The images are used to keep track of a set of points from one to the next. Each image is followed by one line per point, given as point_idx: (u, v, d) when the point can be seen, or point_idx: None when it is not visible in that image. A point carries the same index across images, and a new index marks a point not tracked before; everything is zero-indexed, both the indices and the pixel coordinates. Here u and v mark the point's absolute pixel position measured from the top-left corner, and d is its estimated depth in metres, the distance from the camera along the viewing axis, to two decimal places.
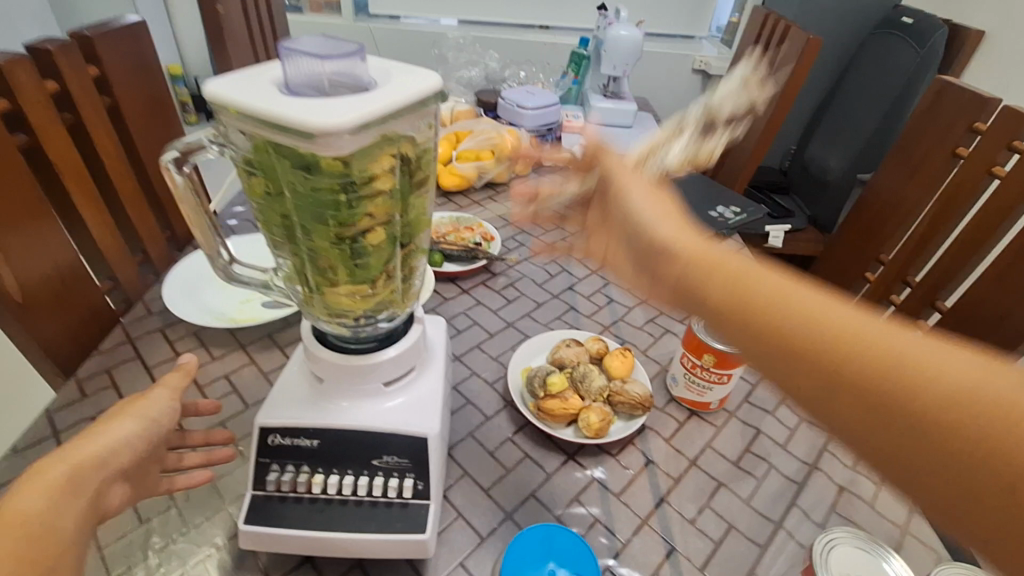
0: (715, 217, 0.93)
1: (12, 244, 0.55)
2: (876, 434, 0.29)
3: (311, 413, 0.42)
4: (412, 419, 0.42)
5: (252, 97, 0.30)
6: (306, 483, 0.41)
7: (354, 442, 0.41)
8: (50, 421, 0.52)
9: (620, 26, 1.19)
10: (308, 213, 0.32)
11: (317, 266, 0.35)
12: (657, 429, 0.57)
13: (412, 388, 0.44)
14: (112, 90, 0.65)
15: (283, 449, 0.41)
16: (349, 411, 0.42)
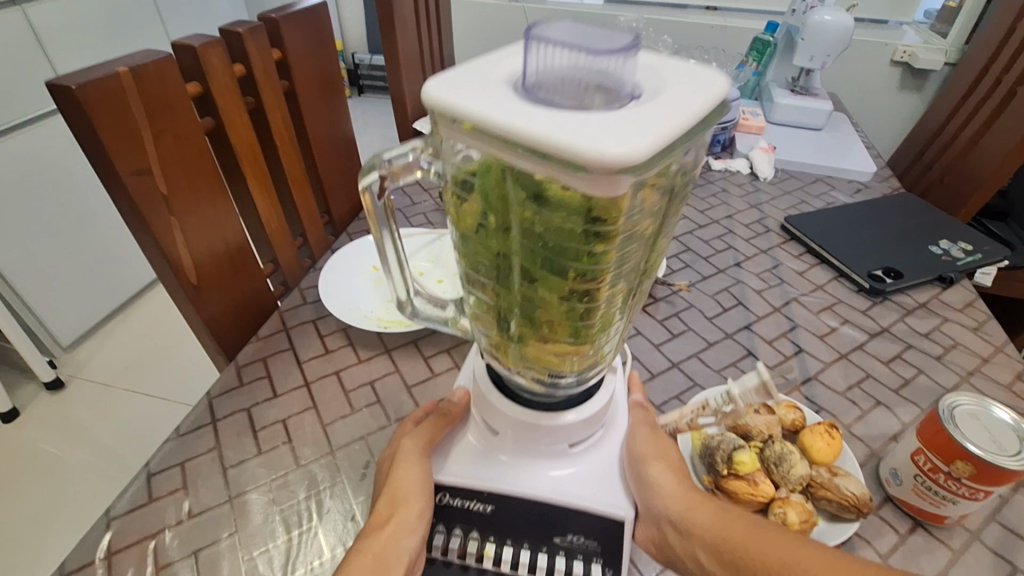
0: (938, 254, 0.75)
1: (190, 224, 0.55)
2: None
3: (492, 469, 0.40)
4: (601, 497, 0.38)
5: (501, 104, 0.24)
6: (477, 552, 0.38)
7: (534, 514, 0.38)
8: (211, 408, 0.52)
9: (823, 10, 1.00)
10: (541, 259, 0.29)
11: (529, 316, 0.33)
12: (867, 536, 0.45)
13: (596, 453, 0.40)
14: (290, 74, 0.64)
15: (452, 510, 0.39)
16: (527, 472, 0.39)
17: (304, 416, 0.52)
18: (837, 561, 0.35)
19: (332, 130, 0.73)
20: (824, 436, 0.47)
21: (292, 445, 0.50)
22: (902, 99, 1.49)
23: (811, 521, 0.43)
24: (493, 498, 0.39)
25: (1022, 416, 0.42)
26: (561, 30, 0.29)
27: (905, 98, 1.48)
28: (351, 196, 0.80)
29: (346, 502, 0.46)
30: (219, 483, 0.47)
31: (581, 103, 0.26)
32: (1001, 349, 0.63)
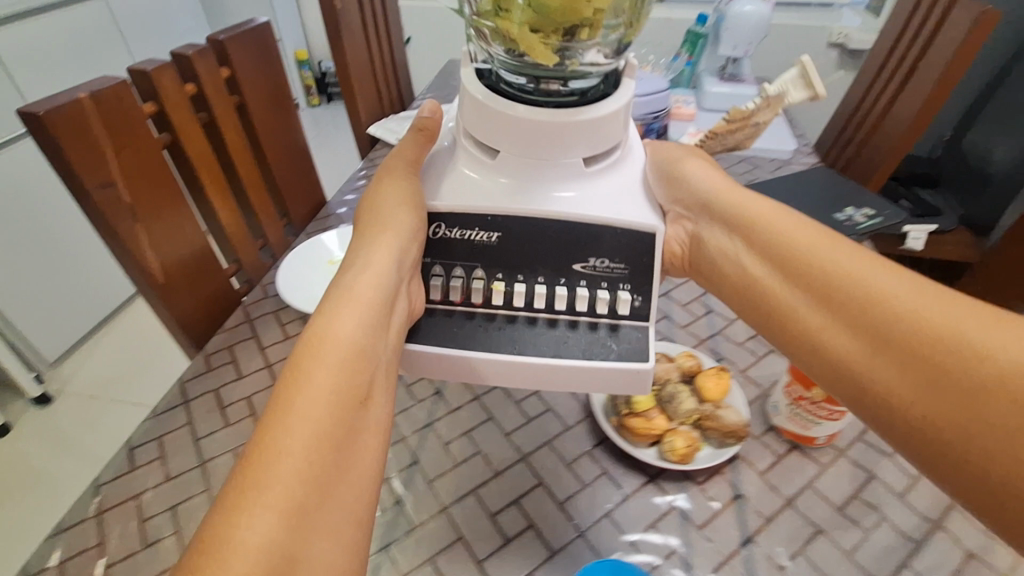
0: (841, 220, 0.83)
1: (155, 229, 0.61)
2: (925, 392, 0.39)
3: (509, 185, 0.51)
4: (623, 212, 0.50)
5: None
6: (495, 283, 0.52)
7: (560, 234, 0.50)
8: (184, 390, 0.59)
9: (745, 2, 1.08)
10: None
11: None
12: (749, 459, 0.53)
13: (608, 176, 0.52)
14: (240, 89, 0.71)
15: (470, 243, 0.52)
16: (543, 179, 0.50)
17: (267, 392, 0.59)
18: (890, 267, 0.45)
19: (284, 138, 0.80)
20: (715, 377, 0.55)
21: (256, 416, 0.57)
22: (837, 79, 1.58)
23: (696, 447, 0.51)
24: (503, 229, 0.51)
25: None
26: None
27: (840, 78, 1.57)
28: (308, 198, 0.86)
29: None
30: (192, 451, 0.54)
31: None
32: None
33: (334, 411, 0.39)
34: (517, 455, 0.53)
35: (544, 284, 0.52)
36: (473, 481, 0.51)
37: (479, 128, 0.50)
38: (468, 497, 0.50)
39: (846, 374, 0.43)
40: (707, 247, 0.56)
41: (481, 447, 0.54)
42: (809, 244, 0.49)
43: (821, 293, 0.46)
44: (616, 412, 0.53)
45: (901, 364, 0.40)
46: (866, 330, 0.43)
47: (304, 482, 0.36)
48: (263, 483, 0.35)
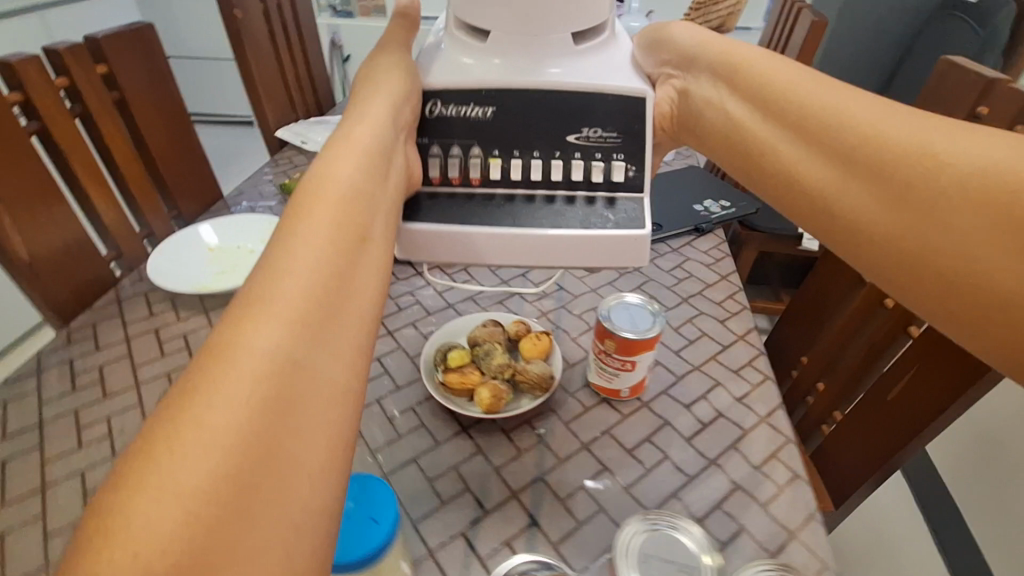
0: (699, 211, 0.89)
1: (20, 211, 0.65)
2: (960, 236, 0.35)
3: (498, 63, 0.57)
4: (614, 80, 0.57)
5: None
6: (484, 159, 0.60)
7: (550, 110, 0.58)
8: (39, 360, 0.62)
9: (629, 16, 1.15)
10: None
11: None
12: (558, 412, 0.58)
13: (598, 55, 0.59)
14: (119, 86, 0.75)
15: (461, 123, 0.59)
16: (533, 58, 0.57)
17: (120, 362, 0.63)
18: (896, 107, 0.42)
19: (172, 135, 0.85)
20: (535, 338, 0.60)
21: (103, 382, 0.60)
22: None
23: (503, 398, 0.55)
24: (494, 103, 0.58)
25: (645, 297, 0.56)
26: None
27: None
28: (202, 193, 0.91)
29: (138, 419, 0.56)
30: (33, 412, 0.56)
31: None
32: (726, 277, 0.77)
33: (344, 235, 0.35)
34: None
35: (532, 160, 0.60)
36: None
37: (468, 12, 0.57)
38: None
39: (821, 202, 0.43)
40: (694, 100, 0.56)
41: None
42: (826, 98, 0.45)
43: (837, 149, 0.42)
44: (437, 370, 0.58)
45: (933, 215, 0.36)
46: (880, 190, 0.39)
47: (317, 297, 0.31)
48: (271, 298, 0.29)
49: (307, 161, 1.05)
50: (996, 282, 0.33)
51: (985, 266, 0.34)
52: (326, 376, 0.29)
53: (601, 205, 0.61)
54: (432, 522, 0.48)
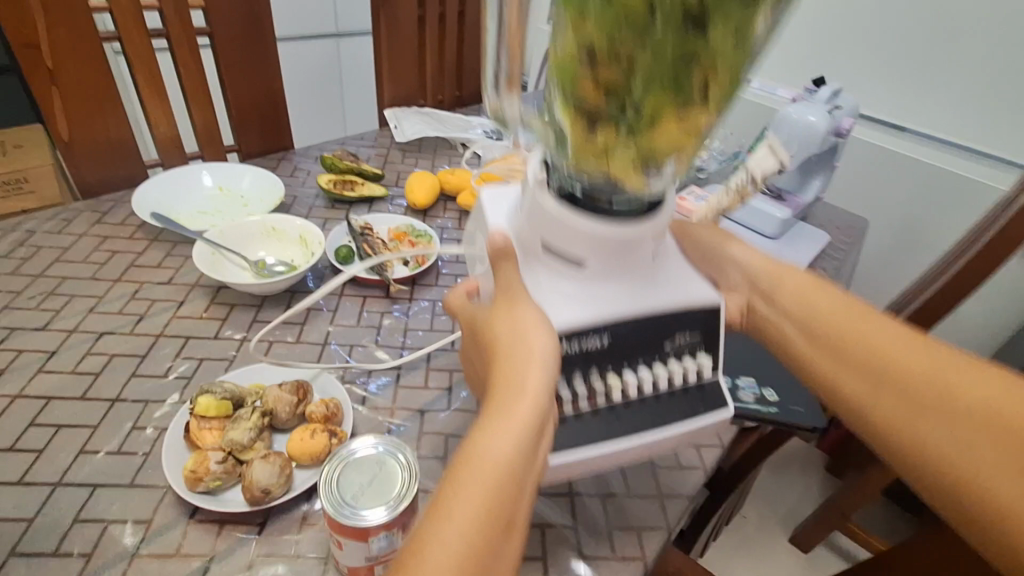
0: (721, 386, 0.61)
1: (72, 100, 0.74)
2: (1011, 473, 0.33)
3: (613, 291, 0.41)
4: (687, 290, 0.43)
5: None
6: (609, 386, 0.42)
7: (656, 330, 0.42)
8: (18, 222, 0.71)
9: (805, 104, 0.86)
10: (712, 3, 0.27)
11: (674, 70, 0.30)
12: (266, 537, 0.44)
13: (670, 257, 0.44)
14: (211, 23, 0.81)
15: (577, 354, 0.40)
16: (639, 280, 0.42)
17: (54, 251, 0.68)
18: (863, 309, 0.42)
19: (257, 81, 0.89)
20: (310, 433, 0.47)
21: (24, 261, 0.66)
22: None
23: (200, 482, 0.44)
24: (615, 328, 0.41)
25: (408, 468, 0.39)
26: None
27: None
28: (270, 139, 0.95)
29: (1, 304, 0.60)
30: None
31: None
32: (661, 498, 0.51)
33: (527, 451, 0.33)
34: (113, 396, 0.52)
35: (648, 370, 0.43)
36: (59, 392, 0.52)
37: (559, 236, 0.39)
38: (38, 401, 0.51)
39: (847, 407, 0.39)
40: (756, 299, 0.45)
41: (102, 373, 0.54)
42: (834, 300, 0.42)
43: (856, 362, 0.39)
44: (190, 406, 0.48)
45: (992, 453, 0.34)
46: (912, 409, 0.37)
47: (494, 519, 0.29)
48: (441, 540, 0.28)
49: (380, 144, 1.02)
50: (1006, 507, 0.33)
51: (992, 487, 0.34)
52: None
53: (695, 391, 0.44)
54: (20, 565, 0.40)
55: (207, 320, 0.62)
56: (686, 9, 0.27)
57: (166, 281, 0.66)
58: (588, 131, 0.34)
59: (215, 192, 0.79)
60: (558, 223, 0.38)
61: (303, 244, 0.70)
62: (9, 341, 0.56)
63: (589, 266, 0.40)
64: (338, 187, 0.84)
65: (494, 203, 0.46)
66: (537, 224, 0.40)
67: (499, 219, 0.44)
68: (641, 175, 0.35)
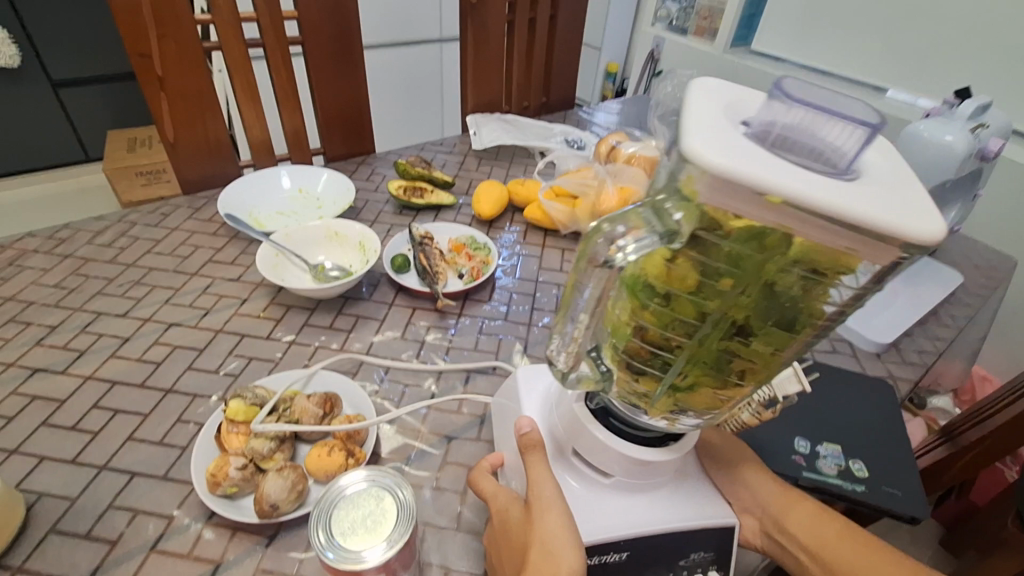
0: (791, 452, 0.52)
1: (177, 104, 0.80)
2: None
3: (641, 508, 0.40)
4: (703, 508, 0.41)
5: (794, 174, 0.24)
6: None
7: (668, 549, 0.39)
8: (124, 214, 0.79)
9: (940, 121, 0.74)
10: (758, 323, 0.30)
11: (716, 365, 0.33)
12: (271, 552, 0.43)
13: (688, 472, 0.43)
14: (303, 34, 0.85)
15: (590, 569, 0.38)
16: (653, 503, 0.40)
17: (147, 242, 0.74)
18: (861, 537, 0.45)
19: (343, 86, 0.92)
20: (327, 451, 0.46)
21: (121, 251, 0.72)
22: None
23: (218, 484, 0.44)
24: (633, 546, 0.39)
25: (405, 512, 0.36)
26: (805, 96, 0.29)
27: None
28: (352, 143, 0.98)
29: (94, 289, 0.66)
30: (74, 247, 0.72)
31: (807, 164, 0.26)
32: None
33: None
34: (167, 387, 0.55)
35: None
36: (123, 378, 0.56)
37: (592, 451, 0.39)
38: (105, 385, 0.55)
39: None
40: (779, 519, 0.47)
41: (162, 363, 0.58)
42: (825, 519, 0.46)
43: None
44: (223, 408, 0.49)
45: None
46: None
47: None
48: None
49: (458, 150, 1.02)
50: None
51: None
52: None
53: None
54: (56, 543, 0.43)
55: (259, 321, 0.64)
56: (735, 322, 0.30)
57: (235, 278, 0.69)
58: (634, 377, 0.35)
59: (294, 193, 0.82)
60: (591, 439, 0.39)
61: (362, 250, 0.70)
62: (93, 325, 0.61)
63: (614, 480, 0.40)
64: (407, 193, 0.84)
65: (526, 397, 0.46)
66: (572, 433, 0.40)
67: (533, 415, 0.44)
68: (667, 412, 0.37)
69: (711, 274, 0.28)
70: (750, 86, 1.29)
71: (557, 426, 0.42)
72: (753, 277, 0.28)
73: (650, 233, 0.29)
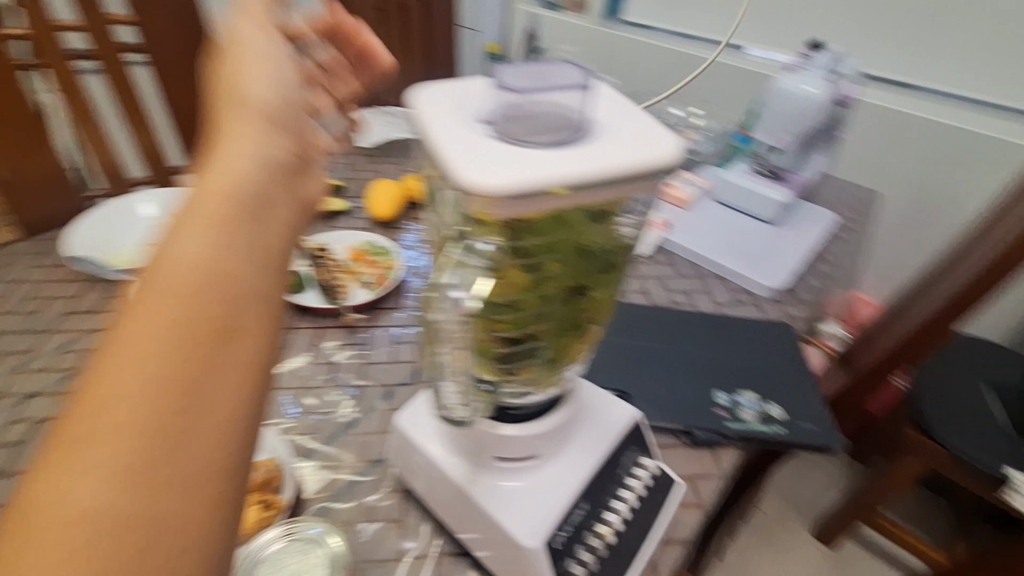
0: (703, 418, 0.54)
1: None
2: None
3: (571, 457, 0.38)
4: (598, 415, 0.41)
5: (556, 159, 0.23)
6: (600, 539, 0.37)
7: (604, 467, 0.39)
8: None
9: (801, 73, 0.79)
10: (591, 277, 0.28)
11: (572, 327, 0.30)
12: None
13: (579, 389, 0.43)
14: (138, 38, 0.75)
15: (565, 542, 0.36)
16: (576, 442, 0.39)
17: None
18: None
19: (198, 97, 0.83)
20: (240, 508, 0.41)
21: None
22: None
23: None
24: (581, 490, 0.37)
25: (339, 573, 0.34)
26: (516, 68, 0.27)
27: None
28: None
29: None
30: None
31: (557, 141, 0.25)
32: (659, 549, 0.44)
33: (260, 227, 0.29)
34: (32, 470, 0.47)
35: (620, 502, 0.39)
36: None
37: (507, 448, 0.36)
38: None
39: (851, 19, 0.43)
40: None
41: (24, 444, 0.49)
42: None
43: None
44: None
45: None
46: None
47: (190, 328, 0.24)
48: (106, 403, 0.21)
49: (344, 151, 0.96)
50: None
51: None
52: (217, 401, 0.23)
53: (650, 484, 0.42)
54: None
55: None
56: (573, 288, 0.28)
57: (102, 328, 0.60)
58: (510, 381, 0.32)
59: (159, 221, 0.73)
60: (492, 442, 0.36)
61: None
62: None
63: (542, 454, 0.37)
64: None
65: (424, 438, 0.40)
66: (483, 444, 0.36)
67: (433, 455, 0.39)
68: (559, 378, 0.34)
69: (534, 260, 0.25)
70: (626, 56, 1.32)
71: (464, 443, 0.38)
72: (567, 250, 0.26)
73: (477, 258, 0.25)
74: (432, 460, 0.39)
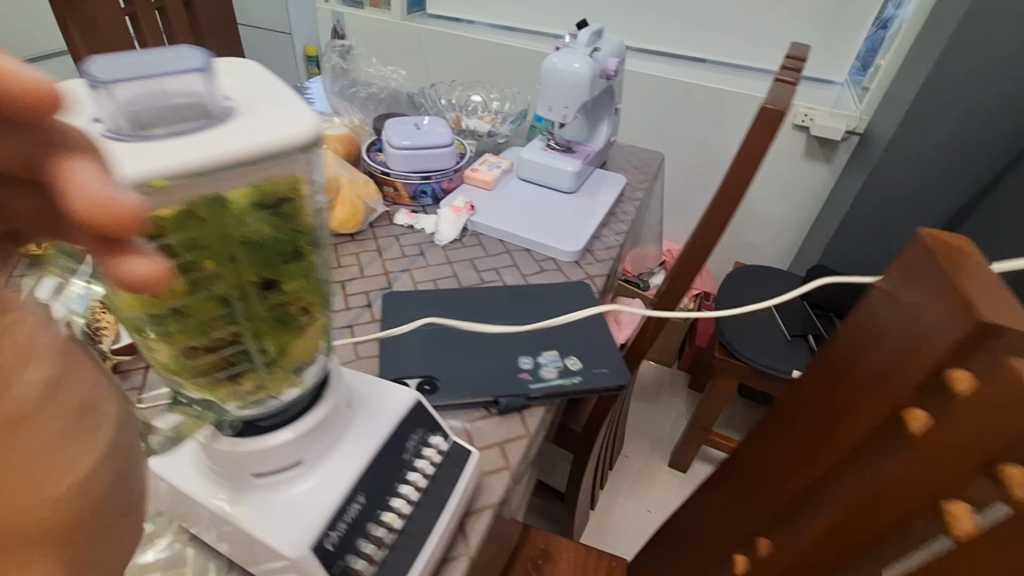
0: (507, 384, 0.56)
1: None
2: None
3: (345, 454, 0.37)
4: (372, 405, 0.40)
5: (171, 150, 0.22)
6: (383, 530, 0.37)
7: (384, 455, 0.39)
8: None
9: (567, 51, 0.84)
10: (278, 269, 0.27)
11: (279, 322, 0.29)
12: None
13: (354, 383, 0.42)
14: None
15: (341, 543, 0.35)
16: (347, 439, 0.38)
17: None
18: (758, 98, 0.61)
19: None
20: None
21: None
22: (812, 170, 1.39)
23: None
24: (358, 484, 0.37)
25: None
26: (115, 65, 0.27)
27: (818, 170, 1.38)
28: None
29: None
30: None
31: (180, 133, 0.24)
32: (467, 521, 0.46)
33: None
34: None
35: (405, 488, 0.39)
36: None
37: (261, 462, 0.34)
38: None
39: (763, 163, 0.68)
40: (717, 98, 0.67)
41: None
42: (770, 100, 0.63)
43: None
44: None
45: None
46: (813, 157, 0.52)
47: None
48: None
49: None
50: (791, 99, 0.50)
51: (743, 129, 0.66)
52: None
53: (440, 461, 0.42)
54: None
55: None
56: (257, 282, 0.26)
57: None
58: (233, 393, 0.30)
59: None
60: (241, 460, 0.33)
61: None
62: None
63: (308, 460, 0.36)
64: None
65: (180, 476, 0.36)
66: (234, 464, 0.34)
67: (189, 490, 0.36)
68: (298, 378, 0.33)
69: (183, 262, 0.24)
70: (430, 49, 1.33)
71: (218, 470, 0.35)
72: (223, 246, 0.24)
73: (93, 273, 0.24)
74: (190, 495, 0.36)
